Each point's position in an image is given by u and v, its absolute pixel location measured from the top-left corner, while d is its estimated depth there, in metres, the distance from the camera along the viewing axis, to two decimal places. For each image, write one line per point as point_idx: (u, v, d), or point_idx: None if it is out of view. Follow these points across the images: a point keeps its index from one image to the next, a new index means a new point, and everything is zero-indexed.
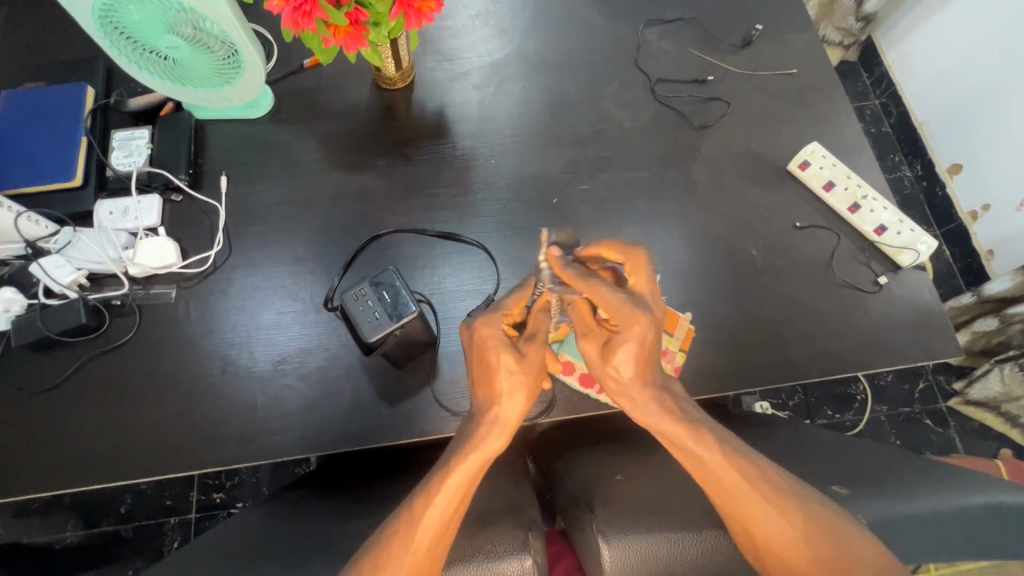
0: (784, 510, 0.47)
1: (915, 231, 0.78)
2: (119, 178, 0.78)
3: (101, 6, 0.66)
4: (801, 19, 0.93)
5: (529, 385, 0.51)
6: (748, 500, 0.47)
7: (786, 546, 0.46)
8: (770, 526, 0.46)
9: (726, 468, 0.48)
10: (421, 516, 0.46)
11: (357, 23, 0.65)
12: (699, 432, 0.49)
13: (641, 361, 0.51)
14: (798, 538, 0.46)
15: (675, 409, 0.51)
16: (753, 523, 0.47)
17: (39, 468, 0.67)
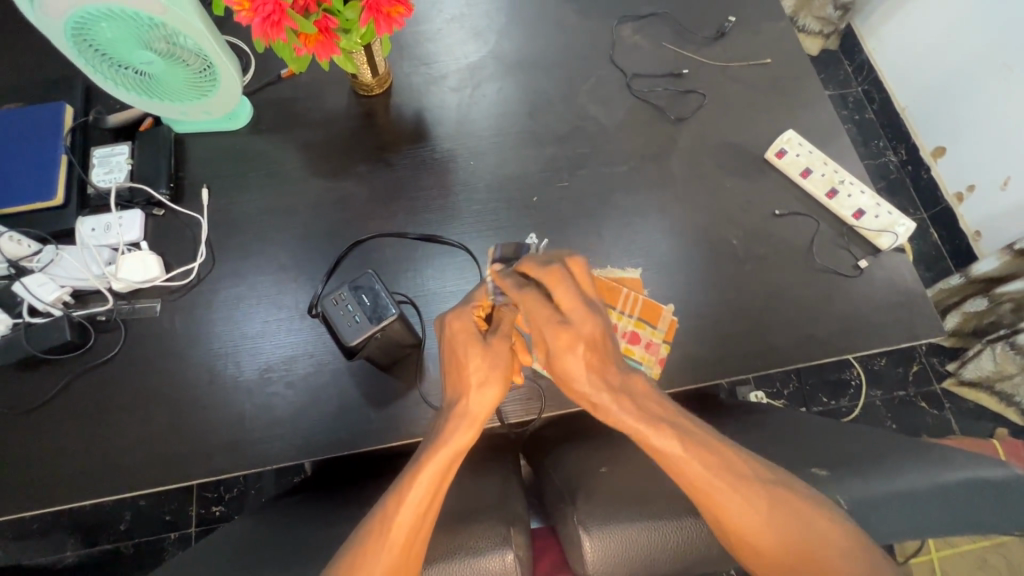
0: (749, 491, 0.47)
1: (892, 214, 0.79)
2: (101, 195, 0.78)
3: (73, 25, 0.66)
4: (773, 9, 0.94)
5: (499, 377, 0.52)
6: (705, 486, 0.47)
7: (757, 528, 0.46)
8: (732, 507, 0.47)
9: (690, 463, 0.48)
10: (399, 511, 0.47)
11: (327, 31, 0.66)
12: (662, 428, 0.49)
13: (592, 361, 0.52)
14: (765, 518, 0.47)
15: (636, 407, 0.51)
16: (717, 505, 0.47)
17: (29, 487, 0.67)
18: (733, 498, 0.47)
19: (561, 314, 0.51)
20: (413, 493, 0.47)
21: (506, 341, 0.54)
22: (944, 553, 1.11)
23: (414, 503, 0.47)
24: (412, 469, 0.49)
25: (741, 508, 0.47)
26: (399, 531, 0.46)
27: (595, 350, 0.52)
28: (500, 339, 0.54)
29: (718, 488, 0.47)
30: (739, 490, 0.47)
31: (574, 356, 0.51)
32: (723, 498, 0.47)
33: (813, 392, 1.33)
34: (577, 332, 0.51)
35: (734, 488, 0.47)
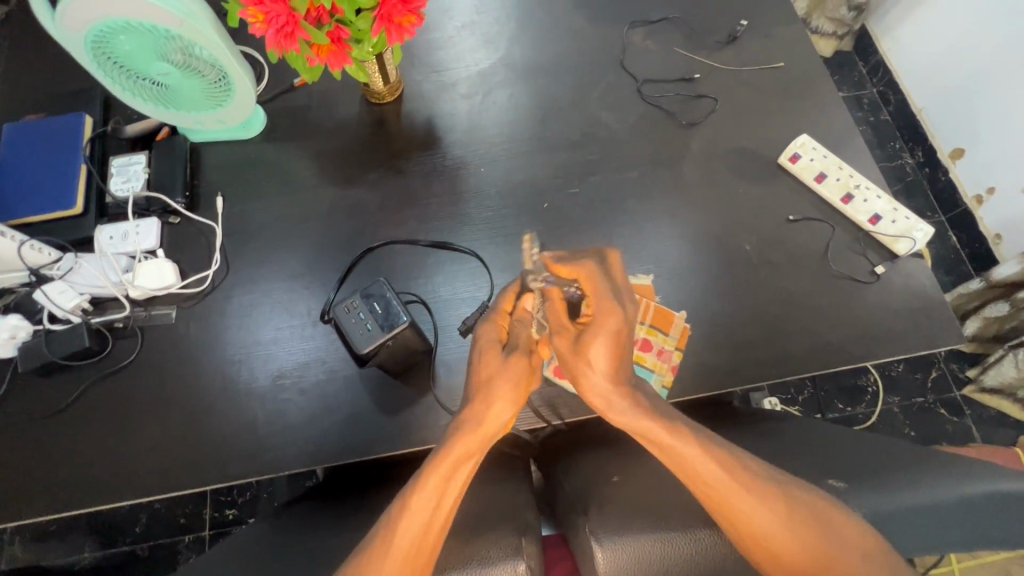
0: (714, 451, 0.49)
1: (910, 219, 0.78)
2: (118, 204, 0.80)
3: (92, 38, 0.67)
4: (786, 12, 0.93)
5: (512, 391, 0.53)
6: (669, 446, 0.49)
7: (732, 496, 0.47)
8: (697, 463, 0.48)
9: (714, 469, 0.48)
10: (401, 527, 0.47)
11: (339, 41, 0.66)
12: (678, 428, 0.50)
13: (614, 351, 0.52)
14: (781, 522, 0.46)
15: (651, 406, 0.51)
16: (687, 466, 0.48)
17: (48, 491, 0.68)
18: (698, 457, 0.48)
19: (595, 300, 0.53)
20: (413, 508, 0.47)
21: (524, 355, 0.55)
22: (966, 564, 1.08)
23: (416, 519, 0.47)
24: (415, 482, 0.49)
25: (716, 472, 0.48)
26: (401, 547, 0.46)
27: (617, 342, 0.52)
28: (518, 355, 0.55)
29: (685, 441, 0.49)
30: (703, 450, 0.49)
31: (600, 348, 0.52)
32: (689, 455, 0.48)
33: (829, 399, 1.31)
34: (617, 315, 0.52)
35: (700, 453, 0.49)
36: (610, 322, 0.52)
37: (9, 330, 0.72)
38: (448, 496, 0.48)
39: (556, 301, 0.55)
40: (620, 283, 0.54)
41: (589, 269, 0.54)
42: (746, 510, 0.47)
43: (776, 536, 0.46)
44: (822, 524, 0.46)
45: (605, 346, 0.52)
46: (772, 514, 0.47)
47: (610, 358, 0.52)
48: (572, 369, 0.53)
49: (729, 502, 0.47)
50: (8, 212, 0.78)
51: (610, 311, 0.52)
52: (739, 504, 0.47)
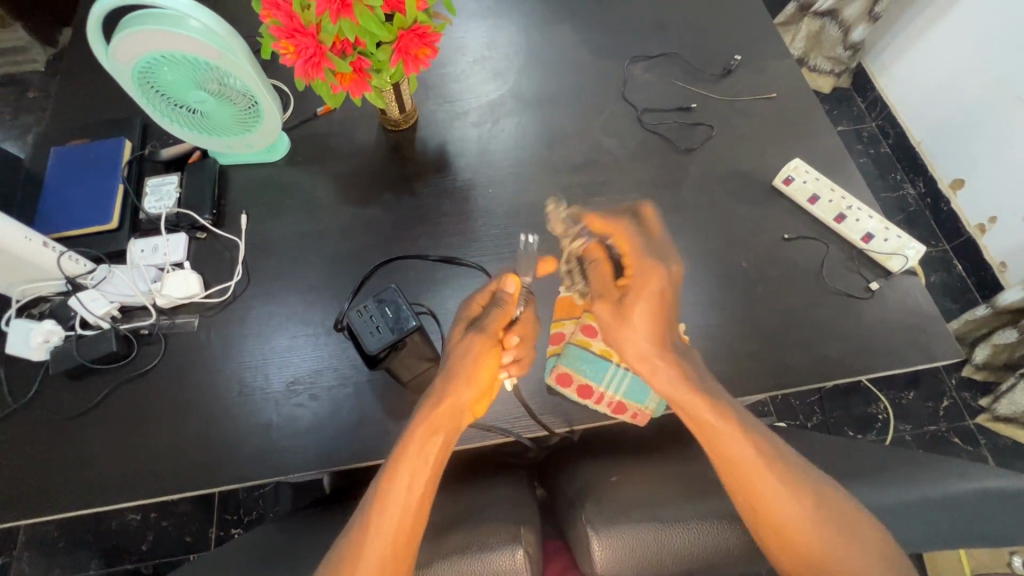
0: (750, 438, 0.54)
1: (901, 237, 0.81)
2: (151, 220, 0.86)
3: (139, 69, 0.75)
4: (778, 47, 0.99)
5: (470, 377, 0.57)
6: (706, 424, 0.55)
7: (758, 480, 0.52)
8: (731, 440, 0.54)
9: (735, 438, 0.54)
10: (377, 515, 0.50)
11: (360, 70, 0.73)
12: (710, 398, 0.56)
13: (656, 313, 0.59)
14: (795, 500, 0.51)
15: (689, 377, 0.58)
16: (721, 447, 0.54)
17: (69, 489, 0.71)
18: (735, 442, 0.54)
19: (636, 264, 0.60)
20: (386, 497, 0.51)
21: (482, 340, 0.60)
22: None
23: (391, 507, 0.50)
24: (385, 472, 0.52)
25: (749, 457, 0.53)
26: (380, 534, 0.49)
27: (656, 304, 0.59)
28: (481, 337, 0.60)
29: (727, 425, 0.55)
30: (739, 437, 0.54)
31: (642, 307, 0.59)
32: (723, 436, 0.54)
33: (839, 426, 1.29)
34: (659, 275, 0.59)
35: (734, 430, 0.54)
36: (653, 282, 0.59)
37: (43, 334, 0.77)
38: (418, 480, 0.52)
39: (598, 265, 0.64)
40: (657, 243, 0.62)
41: (622, 228, 0.63)
42: (771, 495, 0.51)
43: (793, 520, 0.50)
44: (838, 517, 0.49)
45: (647, 307, 0.59)
46: (784, 495, 0.51)
47: (649, 312, 0.59)
48: (612, 332, 0.61)
49: (750, 480, 0.52)
50: (50, 226, 0.84)
51: (652, 273, 0.59)
52: (756, 480, 0.52)
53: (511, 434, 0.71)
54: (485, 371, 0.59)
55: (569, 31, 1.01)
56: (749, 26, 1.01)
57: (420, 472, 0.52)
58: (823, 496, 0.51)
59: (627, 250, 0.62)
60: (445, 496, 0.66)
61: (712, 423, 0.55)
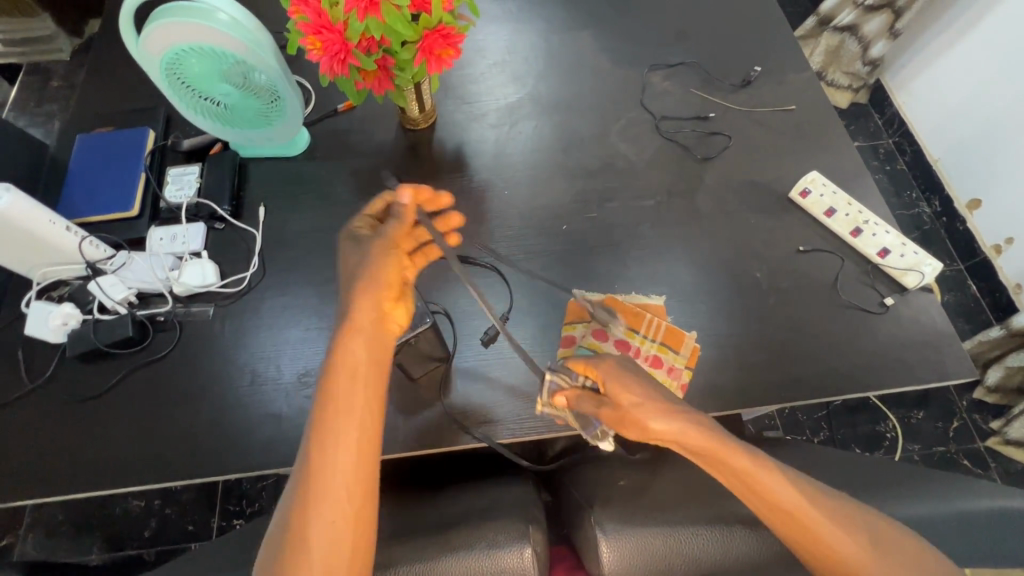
0: (795, 484, 0.50)
1: (918, 253, 0.81)
2: (171, 209, 0.87)
3: (167, 61, 0.76)
4: (798, 59, 1.00)
5: (378, 287, 0.56)
6: (744, 471, 0.51)
7: (810, 516, 0.48)
8: (783, 497, 0.49)
9: (796, 500, 0.49)
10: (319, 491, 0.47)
11: (383, 68, 0.74)
12: (737, 447, 0.52)
13: (661, 409, 0.56)
14: (877, 555, 0.46)
15: (709, 428, 0.54)
16: (766, 492, 0.50)
17: (80, 472, 0.72)
18: (778, 483, 0.50)
19: (603, 373, 0.61)
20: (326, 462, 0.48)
21: (382, 245, 0.60)
22: None
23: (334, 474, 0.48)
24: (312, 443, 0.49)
25: (796, 501, 0.49)
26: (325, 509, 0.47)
27: (664, 411, 0.56)
28: (378, 243, 0.60)
29: (774, 476, 0.50)
30: (775, 479, 0.50)
31: (641, 405, 0.56)
32: (770, 481, 0.50)
33: (846, 444, 1.28)
34: (635, 385, 0.58)
35: (782, 482, 0.50)
36: (618, 387, 0.59)
37: (62, 317, 0.78)
38: (348, 441, 0.49)
39: (585, 396, 0.63)
40: (592, 366, 0.63)
41: (580, 359, 0.64)
42: (835, 543, 0.47)
43: (857, 565, 0.46)
44: (897, 552, 0.46)
45: (630, 388, 0.58)
46: (865, 548, 0.46)
47: (631, 390, 0.58)
48: (639, 437, 0.57)
49: (818, 536, 0.48)
50: (72, 211, 0.86)
51: (610, 367, 0.61)
52: (827, 538, 0.47)
53: (502, 435, 0.71)
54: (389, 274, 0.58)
55: (589, 38, 1.02)
56: (769, 39, 1.02)
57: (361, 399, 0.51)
58: (897, 539, 0.47)
59: (593, 372, 0.62)
60: (454, 496, 0.66)
61: (748, 470, 0.51)
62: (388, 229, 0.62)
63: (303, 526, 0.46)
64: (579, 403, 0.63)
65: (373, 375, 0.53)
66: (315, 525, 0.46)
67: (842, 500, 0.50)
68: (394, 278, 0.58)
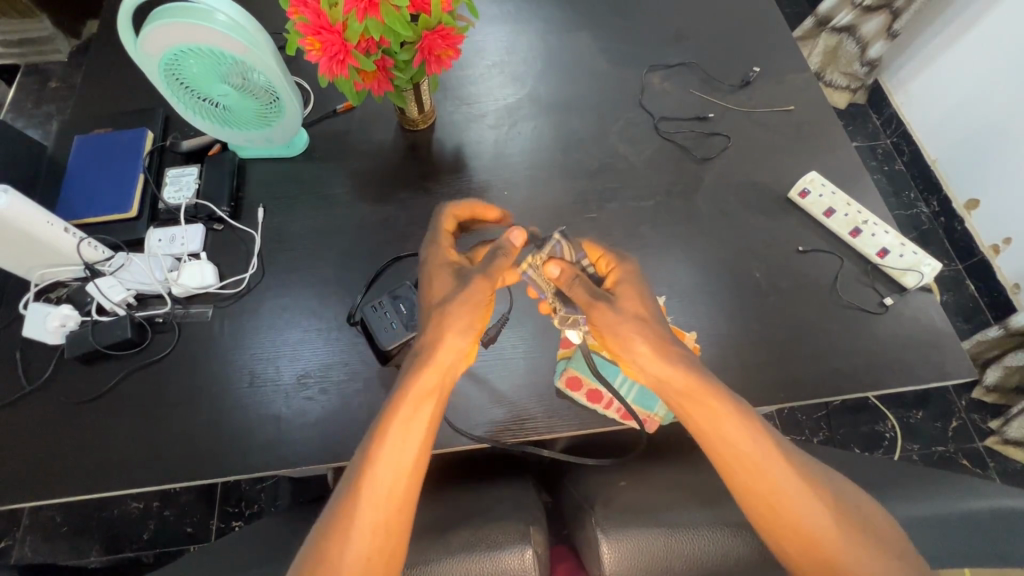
0: (764, 432, 0.53)
1: (917, 253, 0.81)
2: (170, 210, 0.87)
3: (165, 62, 0.76)
4: (797, 60, 1.00)
5: (468, 327, 0.57)
6: (722, 415, 0.52)
7: (769, 468, 0.51)
8: (744, 443, 0.52)
9: (758, 449, 0.51)
10: (364, 501, 0.49)
11: (383, 69, 0.74)
12: (719, 390, 0.54)
13: (654, 342, 0.57)
14: (825, 510, 0.49)
15: (697, 367, 0.55)
16: (734, 437, 0.52)
17: (78, 474, 0.72)
18: (747, 430, 0.52)
19: (620, 274, 0.63)
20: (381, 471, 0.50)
21: (482, 287, 0.58)
22: None
23: (384, 484, 0.49)
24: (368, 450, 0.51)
25: (758, 449, 0.51)
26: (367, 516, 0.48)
27: (656, 339, 0.57)
28: (484, 282, 0.58)
29: (744, 420, 0.52)
30: (749, 428, 0.52)
31: (635, 319, 0.58)
32: (733, 426, 0.52)
33: (845, 444, 1.28)
34: (639, 298, 0.61)
35: (752, 432, 0.52)
36: (625, 292, 0.61)
37: (60, 319, 0.78)
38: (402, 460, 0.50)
39: (582, 278, 0.61)
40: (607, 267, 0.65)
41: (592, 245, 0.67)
42: (792, 494, 0.50)
43: (810, 516, 0.49)
44: (850, 511, 0.49)
45: (630, 299, 0.60)
46: (816, 506, 0.49)
47: (636, 304, 0.60)
48: (622, 339, 0.58)
49: (775, 484, 0.50)
50: (71, 213, 0.85)
51: (627, 275, 0.63)
52: (783, 487, 0.50)
53: (502, 435, 0.71)
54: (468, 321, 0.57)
55: (588, 38, 1.02)
56: (768, 39, 1.02)
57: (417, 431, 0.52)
58: (852, 505, 0.50)
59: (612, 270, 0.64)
60: (454, 498, 0.66)
61: (722, 413, 0.53)
62: (491, 265, 0.59)
63: (345, 529, 0.48)
64: (569, 287, 0.61)
65: (433, 409, 0.53)
66: (354, 533, 0.48)
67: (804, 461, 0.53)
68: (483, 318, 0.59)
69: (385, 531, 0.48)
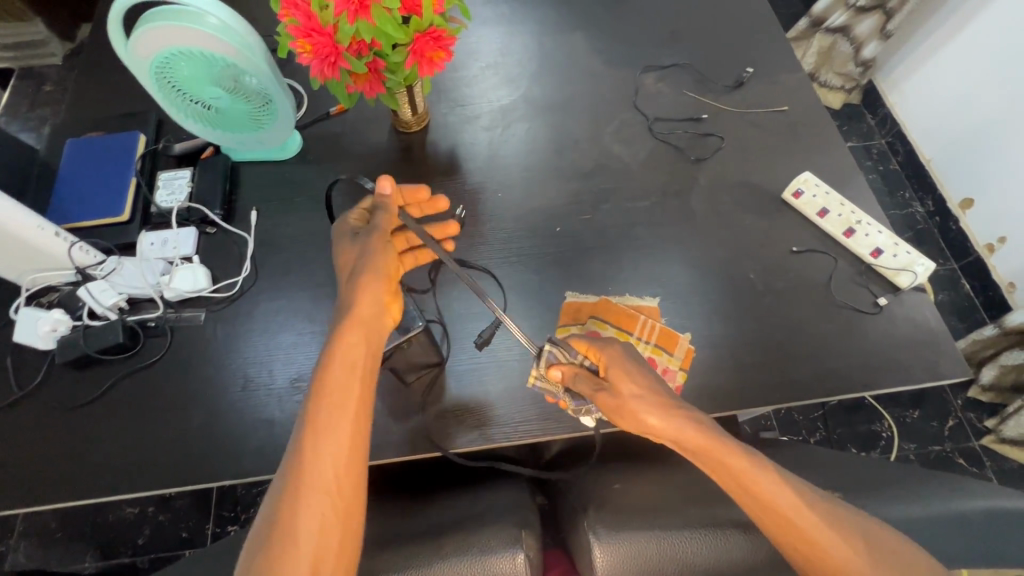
0: (792, 488, 0.51)
1: (911, 253, 0.81)
2: (162, 213, 0.86)
3: (156, 65, 0.76)
4: (791, 60, 1.00)
5: (380, 278, 0.65)
6: (741, 476, 0.52)
7: (808, 528, 0.48)
8: (779, 499, 0.50)
9: (794, 510, 0.49)
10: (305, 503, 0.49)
11: (375, 71, 0.74)
12: (733, 451, 0.53)
13: (661, 408, 0.58)
14: (882, 566, 0.45)
15: (706, 428, 0.55)
16: (763, 494, 0.50)
17: (69, 479, 0.71)
18: (775, 487, 0.51)
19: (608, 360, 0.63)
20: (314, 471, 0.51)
21: (381, 241, 0.68)
22: None
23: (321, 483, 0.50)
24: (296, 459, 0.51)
25: (794, 507, 0.49)
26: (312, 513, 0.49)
27: (662, 408, 0.58)
28: (377, 236, 0.67)
29: (769, 481, 0.51)
30: (774, 484, 0.51)
31: (637, 398, 0.58)
32: (763, 487, 0.51)
33: (843, 444, 1.28)
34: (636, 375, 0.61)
35: (784, 491, 0.50)
36: (622, 377, 0.61)
37: (51, 323, 0.78)
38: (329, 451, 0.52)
39: (581, 375, 0.64)
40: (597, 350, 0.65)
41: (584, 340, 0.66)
42: (838, 555, 0.47)
43: (857, 567, 0.46)
44: (905, 564, 0.45)
45: (627, 377, 0.60)
46: (874, 565, 0.46)
47: (634, 379, 0.60)
48: (632, 423, 0.59)
49: (820, 545, 0.48)
50: (62, 217, 0.85)
51: (615, 352, 0.63)
52: (826, 546, 0.47)
53: (496, 437, 0.71)
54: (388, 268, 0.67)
55: (582, 40, 1.02)
56: (762, 40, 1.02)
57: (351, 401, 0.55)
58: (903, 552, 0.46)
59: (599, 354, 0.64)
60: (449, 501, 0.66)
61: (744, 475, 0.52)
62: (382, 222, 0.69)
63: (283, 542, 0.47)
64: (574, 383, 0.65)
65: (362, 377, 0.57)
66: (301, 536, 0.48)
67: (829, 499, 0.51)
68: (392, 269, 0.67)
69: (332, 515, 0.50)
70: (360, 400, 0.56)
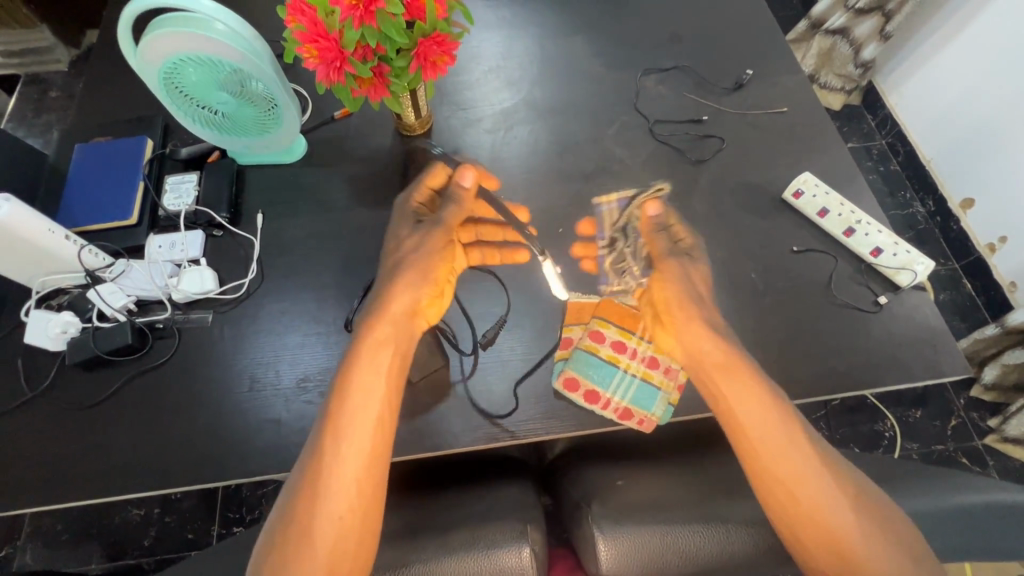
0: (800, 430, 0.59)
1: (910, 252, 0.82)
2: (170, 216, 0.87)
3: (165, 70, 0.77)
4: (790, 62, 1.01)
5: (426, 279, 0.70)
6: (758, 406, 0.60)
7: (795, 461, 0.56)
8: (780, 434, 0.58)
9: (792, 447, 0.57)
10: (325, 483, 0.54)
11: (380, 75, 0.75)
12: (758, 388, 0.62)
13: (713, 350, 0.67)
14: (850, 507, 0.52)
15: (744, 367, 0.65)
16: (770, 430, 0.59)
17: (79, 479, 0.72)
18: (783, 425, 0.59)
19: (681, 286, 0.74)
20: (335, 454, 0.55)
21: (441, 239, 0.72)
22: None
23: (341, 468, 0.54)
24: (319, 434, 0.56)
25: (793, 443, 0.57)
26: (330, 495, 0.53)
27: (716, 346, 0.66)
28: (438, 233, 0.72)
29: (780, 418, 0.59)
30: (783, 422, 0.59)
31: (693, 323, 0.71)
32: (776, 417, 0.59)
33: (845, 443, 1.28)
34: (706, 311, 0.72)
35: (790, 434, 0.58)
36: (686, 306, 0.73)
37: (61, 325, 0.79)
38: (351, 437, 0.56)
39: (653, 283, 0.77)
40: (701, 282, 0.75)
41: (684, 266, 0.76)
42: (810, 486, 0.54)
43: (819, 500, 0.53)
44: (874, 508, 0.52)
45: (683, 310, 0.72)
46: (837, 505, 0.53)
47: (693, 312, 0.72)
48: (692, 341, 0.69)
49: (799, 478, 0.55)
50: (71, 220, 0.86)
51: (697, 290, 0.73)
52: (808, 479, 0.54)
53: (500, 437, 0.72)
54: (436, 274, 0.71)
55: (583, 43, 1.03)
56: (761, 42, 1.03)
57: (376, 389, 0.59)
58: (875, 503, 0.52)
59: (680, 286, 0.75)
60: (454, 499, 0.67)
61: (760, 406, 0.60)
62: (446, 217, 0.73)
63: (308, 521, 0.52)
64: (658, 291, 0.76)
65: (390, 358, 0.62)
66: (321, 514, 0.52)
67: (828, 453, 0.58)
68: (440, 274, 0.72)
69: (357, 498, 0.54)
70: (386, 387, 0.60)
